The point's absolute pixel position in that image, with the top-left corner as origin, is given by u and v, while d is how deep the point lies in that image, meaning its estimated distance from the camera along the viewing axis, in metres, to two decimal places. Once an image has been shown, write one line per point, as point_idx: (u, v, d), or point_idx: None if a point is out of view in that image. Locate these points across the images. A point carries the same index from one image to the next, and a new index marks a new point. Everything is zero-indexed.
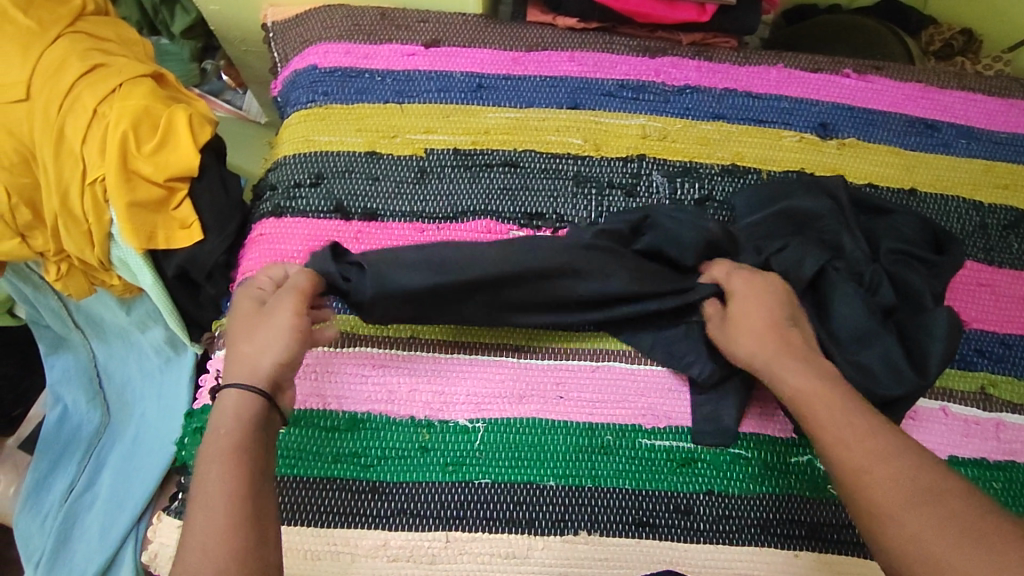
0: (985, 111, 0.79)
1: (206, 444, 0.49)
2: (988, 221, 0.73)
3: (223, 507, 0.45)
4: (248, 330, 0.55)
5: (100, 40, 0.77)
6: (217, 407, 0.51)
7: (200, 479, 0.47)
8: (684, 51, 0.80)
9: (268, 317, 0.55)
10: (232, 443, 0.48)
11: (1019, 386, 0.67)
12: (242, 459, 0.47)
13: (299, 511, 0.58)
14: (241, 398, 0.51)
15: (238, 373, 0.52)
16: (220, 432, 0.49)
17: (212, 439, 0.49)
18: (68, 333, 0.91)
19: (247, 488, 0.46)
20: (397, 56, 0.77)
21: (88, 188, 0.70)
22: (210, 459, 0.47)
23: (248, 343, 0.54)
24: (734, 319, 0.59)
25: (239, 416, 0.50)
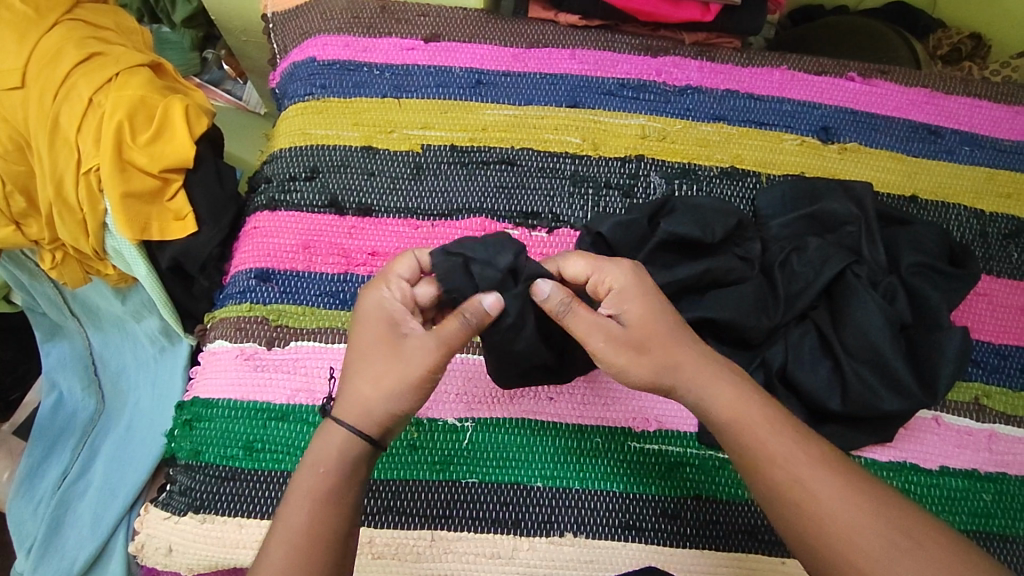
0: (990, 117, 0.78)
1: (298, 477, 0.47)
2: (988, 229, 0.72)
3: (298, 550, 0.44)
4: (376, 362, 0.49)
5: (97, 28, 0.77)
6: (320, 435, 0.48)
7: (286, 511, 0.46)
8: (686, 51, 0.79)
9: (401, 361, 0.48)
10: (325, 486, 0.46)
11: (1013, 397, 0.66)
12: (334, 506, 0.46)
13: (374, 514, 0.58)
14: (343, 440, 0.48)
15: (346, 409, 0.48)
16: (316, 471, 0.47)
17: (308, 472, 0.47)
18: (63, 320, 0.91)
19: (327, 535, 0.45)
20: (396, 50, 0.76)
21: (83, 178, 0.70)
22: (301, 494, 0.46)
23: (370, 382, 0.48)
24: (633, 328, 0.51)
25: (336, 456, 0.47)
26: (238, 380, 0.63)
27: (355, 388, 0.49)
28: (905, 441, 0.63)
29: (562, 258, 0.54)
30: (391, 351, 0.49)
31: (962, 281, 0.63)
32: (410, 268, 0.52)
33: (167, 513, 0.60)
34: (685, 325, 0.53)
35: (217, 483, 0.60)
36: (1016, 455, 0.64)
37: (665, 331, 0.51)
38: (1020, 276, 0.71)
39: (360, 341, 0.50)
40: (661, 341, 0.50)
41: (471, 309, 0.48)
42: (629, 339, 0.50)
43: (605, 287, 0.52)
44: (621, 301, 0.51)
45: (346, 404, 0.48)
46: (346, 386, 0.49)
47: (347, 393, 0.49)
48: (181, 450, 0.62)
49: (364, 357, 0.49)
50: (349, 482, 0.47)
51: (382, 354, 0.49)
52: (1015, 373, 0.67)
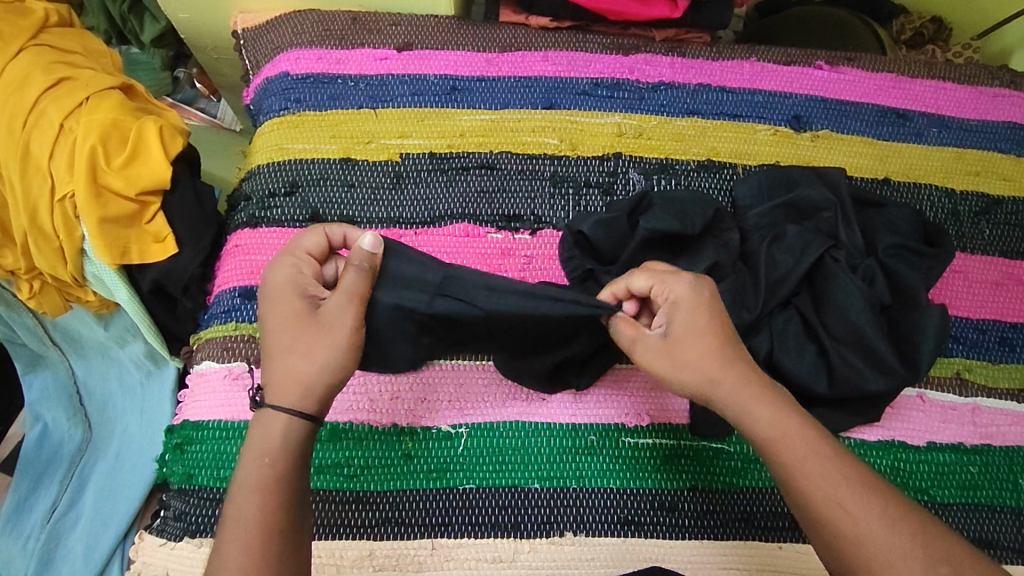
0: (955, 98, 0.80)
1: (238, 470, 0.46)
2: (959, 207, 0.74)
3: (246, 547, 0.43)
4: (299, 338, 0.48)
5: (64, 53, 0.76)
6: (263, 422, 0.47)
7: (233, 503, 0.45)
8: (657, 48, 0.80)
9: (326, 329, 0.49)
10: (268, 479, 0.45)
11: (992, 369, 0.68)
12: (278, 496, 0.45)
13: (353, 525, 0.58)
14: (288, 425, 0.47)
15: (286, 393, 0.47)
16: (264, 461, 0.45)
17: (250, 464, 0.45)
18: (45, 350, 0.89)
19: (276, 527, 0.44)
20: (370, 61, 0.76)
21: (57, 205, 0.69)
22: (247, 483, 0.45)
23: (301, 356, 0.48)
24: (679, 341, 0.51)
25: (274, 446, 0.46)
26: (228, 401, 0.62)
27: (280, 364, 0.48)
28: (892, 419, 0.64)
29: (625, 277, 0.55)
30: (313, 321, 0.49)
31: (939, 258, 0.64)
32: (318, 244, 0.53)
33: (162, 539, 0.59)
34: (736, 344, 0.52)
35: (211, 506, 0.59)
36: (999, 426, 0.66)
37: (711, 344, 0.51)
38: (992, 252, 0.73)
39: (272, 313, 0.50)
40: (708, 353, 0.51)
41: (357, 258, 0.51)
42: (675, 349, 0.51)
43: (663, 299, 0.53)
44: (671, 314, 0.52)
45: (280, 384, 0.48)
46: (275, 370, 0.48)
47: (274, 373, 0.48)
48: (174, 475, 0.61)
49: (283, 330, 0.49)
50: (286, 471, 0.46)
51: (300, 328, 0.49)
52: (994, 346, 0.69)
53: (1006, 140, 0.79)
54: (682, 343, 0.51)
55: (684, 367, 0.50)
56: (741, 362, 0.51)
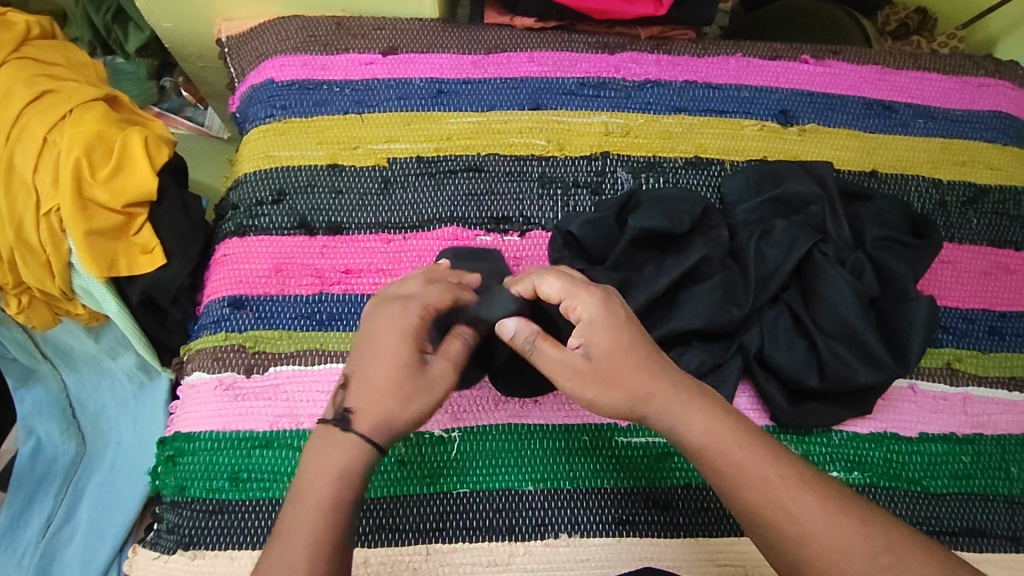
0: (940, 89, 0.80)
1: (300, 487, 0.46)
2: (947, 198, 0.74)
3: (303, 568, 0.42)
4: (394, 380, 0.48)
5: (47, 66, 0.75)
6: (322, 439, 0.47)
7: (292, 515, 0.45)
8: (643, 45, 0.79)
9: (428, 385, 0.49)
10: (329, 498, 0.45)
11: (983, 359, 0.68)
12: (338, 517, 0.45)
13: None
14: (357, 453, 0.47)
15: (363, 422, 0.47)
16: (330, 479, 0.46)
17: (311, 481, 0.46)
18: (35, 364, 0.89)
19: (334, 547, 0.44)
20: (354, 66, 0.76)
21: (43, 219, 0.69)
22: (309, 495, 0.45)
23: (391, 396, 0.48)
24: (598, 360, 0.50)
25: (336, 465, 0.46)
26: (220, 411, 0.62)
27: (367, 400, 0.48)
28: (885, 412, 0.64)
29: (536, 276, 0.54)
30: (418, 372, 0.49)
31: (927, 250, 0.65)
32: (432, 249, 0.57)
33: (156, 552, 0.59)
34: (660, 351, 0.52)
35: (205, 517, 0.59)
36: (990, 415, 0.66)
37: (634, 360, 0.50)
38: (980, 241, 0.73)
39: (376, 347, 0.49)
40: (631, 372, 0.50)
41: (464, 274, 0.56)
42: (595, 370, 0.50)
43: (573, 314, 0.52)
44: (589, 331, 0.51)
45: (364, 410, 0.47)
46: (361, 397, 0.48)
47: (358, 400, 0.48)
48: (167, 487, 0.61)
49: (369, 370, 0.48)
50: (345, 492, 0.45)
51: (404, 372, 0.48)
52: (983, 335, 0.69)
53: (992, 129, 0.79)
54: (603, 364, 0.50)
55: (613, 388, 0.50)
56: (669, 374, 0.51)
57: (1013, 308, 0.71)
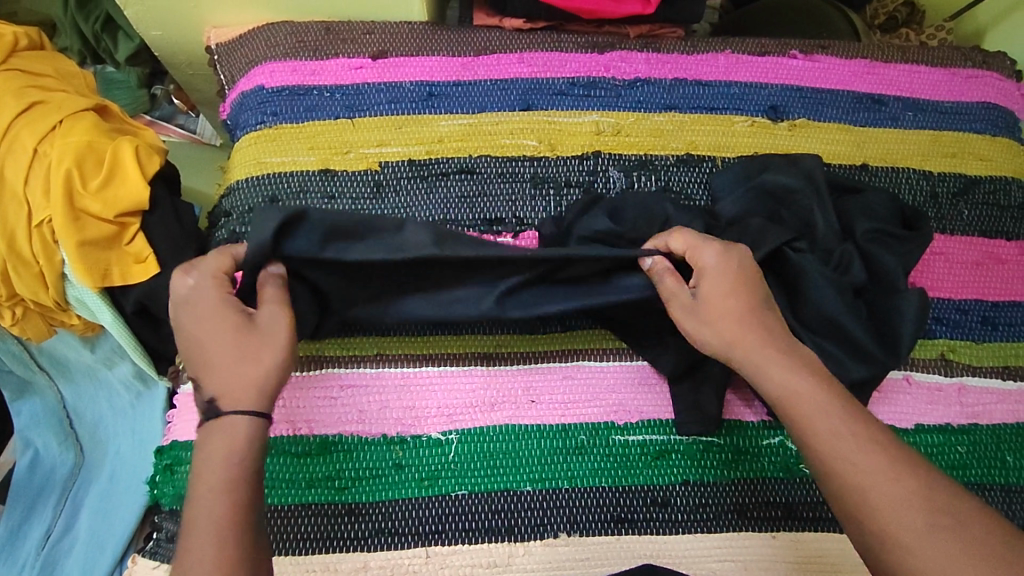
0: (929, 81, 0.80)
1: (196, 478, 0.47)
2: (938, 189, 0.75)
3: (212, 552, 0.44)
4: (235, 350, 0.50)
5: (35, 77, 0.75)
6: (218, 429, 0.48)
7: (194, 506, 0.46)
8: (632, 44, 0.80)
9: (261, 341, 0.51)
10: (229, 479, 0.46)
11: (976, 349, 0.69)
12: (237, 493, 0.46)
13: (348, 538, 0.58)
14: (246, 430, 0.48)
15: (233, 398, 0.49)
16: (230, 461, 0.47)
17: (205, 467, 0.47)
18: (32, 375, 0.89)
19: (239, 523, 0.45)
20: (344, 71, 0.76)
21: (35, 230, 0.69)
22: (208, 486, 0.46)
23: (238, 363, 0.49)
24: (707, 304, 0.54)
25: (223, 448, 0.47)
26: None
27: (218, 380, 0.49)
28: (880, 404, 0.65)
29: (667, 232, 0.58)
30: (251, 329, 0.51)
31: (917, 241, 0.65)
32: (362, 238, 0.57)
33: (155, 562, 0.59)
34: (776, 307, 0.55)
35: None
36: (985, 405, 0.66)
37: (742, 309, 0.53)
38: (972, 232, 0.73)
39: (201, 328, 0.51)
40: (736, 319, 0.53)
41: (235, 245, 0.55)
42: (700, 312, 0.54)
43: (696, 262, 0.55)
44: (705, 279, 0.54)
45: (223, 390, 0.49)
46: (221, 379, 0.49)
47: (215, 385, 0.49)
48: (165, 496, 0.61)
49: (212, 349, 0.50)
50: (241, 472, 0.47)
51: (236, 338, 0.50)
52: (977, 326, 0.70)
53: (981, 120, 0.79)
54: (711, 305, 0.53)
55: (715, 330, 0.53)
56: (763, 330, 0.52)
57: (1005, 298, 0.71)
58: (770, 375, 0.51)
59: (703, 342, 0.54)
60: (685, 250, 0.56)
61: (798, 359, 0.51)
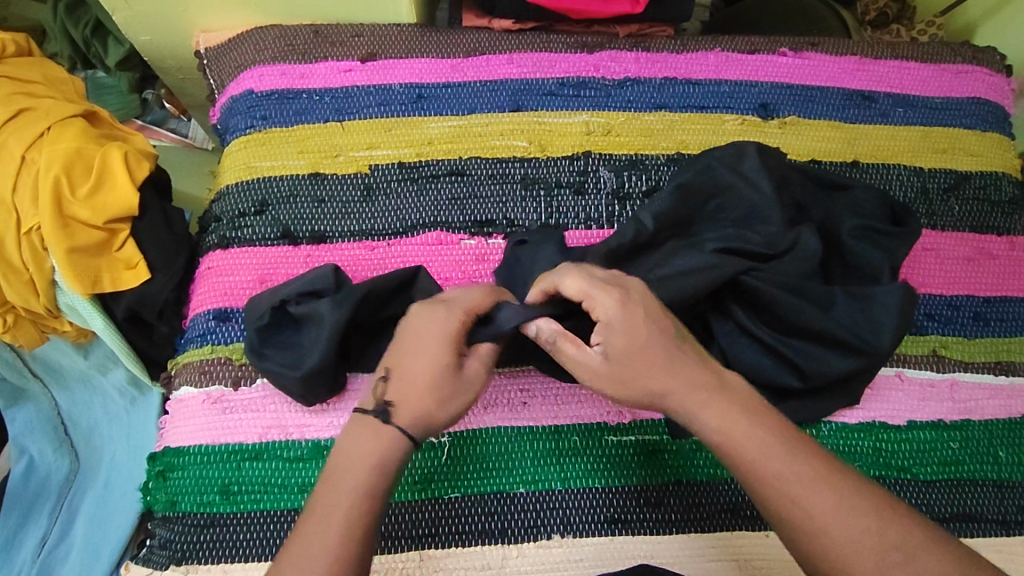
0: (919, 77, 0.80)
1: (338, 478, 0.46)
2: (929, 185, 0.75)
3: (334, 564, 0.42)
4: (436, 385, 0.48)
5: (24, 83, 0.75)
6: (361, 427, 0.47)
7: (322, 510, 0.44)
8: (621, 44, 0.79)
9: (462, 387, 0.49)
10: (363, 492, 0.45)
11: (968, 345, 0.69)
12: (367, 509, 0.45)
13: None
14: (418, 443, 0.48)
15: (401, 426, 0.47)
16: (372, 470, 0.46)
17: (348, 468, 0.46)
18: (26, 382, 0.88)
19: (362, 541, 0.44)
20: (333, 74, 0.76)
21: (24, 238, 0.68)
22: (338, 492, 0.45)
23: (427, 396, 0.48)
24: (619, 360, 0.49)
25: (373, 458, 0.46)
26: (207, 425, 0.62)
27: (406, 397, 0.48)
28: (871, 401, 0.65)
29: (558, 274, 0.52)
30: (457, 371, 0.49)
31: (904, 237, 0.65)
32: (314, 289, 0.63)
33: (148, 568, 0.59)
34: (688, 353, 0.50)
35: (197, 531, 0.59)
36: (977, 401, 0.66)
37: (659, 360, 0.48)
38: (963, 228, 0.73)
39: (416, 349, 0.49)
40: (652, 375, 0.48)
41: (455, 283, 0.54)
42: (612, 369, 0.49)
43: (595, 311, 0.50)
44: (609, 332, 0.49)
45: (403, 403, 0.48)
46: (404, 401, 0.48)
47: (397, 393, 0.48)
48: (158, 503, 0.61)
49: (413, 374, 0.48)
50: (375, 489, 0.45)
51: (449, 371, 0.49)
52: (968, 321, 0.70)
53: (971, 115, 0.79)
54: (624, 361, 0.49)
55: (630, 386, 0.49)
56: (689, 374, 0.48)
57: (997, 293, 0.71)
58: (737, 396, 0.49)
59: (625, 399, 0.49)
60: (579, 297, 0.50)
61: (727, 395, 0.48)
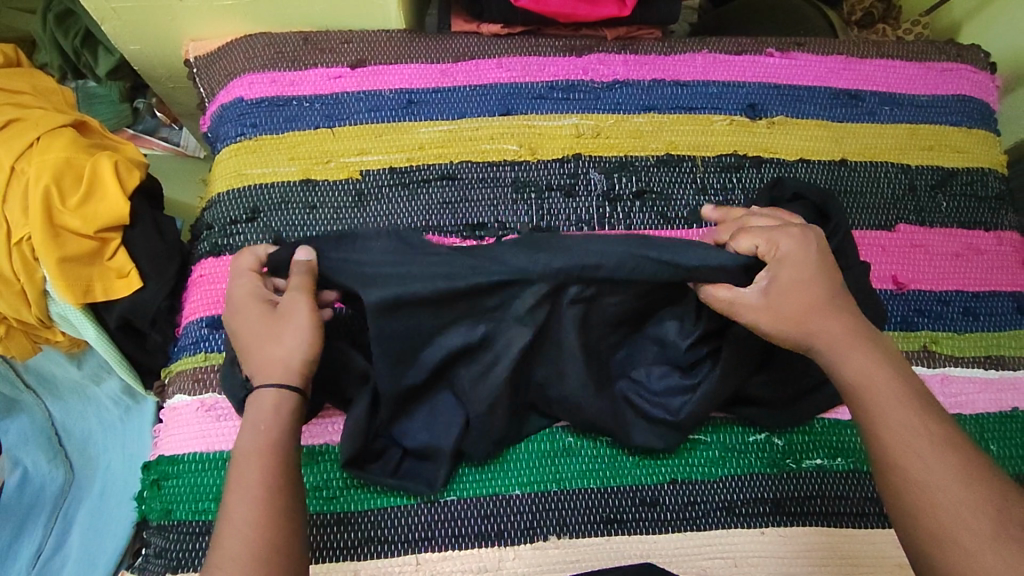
0: (905, 76, 0.81)
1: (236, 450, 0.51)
2: (916, 182, 0.76)
3: (251, 515, 0.47)
4: (268, 332, 0.54)
5: (12, 94, 0.75)
6: (254, 405, 0.52)
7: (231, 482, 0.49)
8: (609, 47, 0.80)
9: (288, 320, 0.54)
10: (260, 450, 0.50)
11: (958, 339, 0.69)
12: (271, 464, 0.49)
13: (337, 548, 0.58)
14: (277, 402, 0.52)
15: (258, 376, 0.53)
16: (264, 430, 0.51)
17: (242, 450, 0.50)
18: (18, 394, 0.88)
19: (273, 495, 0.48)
20: (324, 80, 0.76)
21: (15, 248, 0.68)
22: (239, 465, 0.49)
23: (268, 352, 0.53)
24: (779, 290, 0.52)
25: (260, 423, 0.51)
26: (202, 432, 0.62)
27: (258, 360, 0.54)
28: None
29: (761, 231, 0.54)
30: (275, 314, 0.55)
31: (838, 218, 0.62)
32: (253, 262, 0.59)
33: None
34: (840, 292, 0.54)
35: (192, 539, 0.59)
36: (969, 395, 0.67)
37: (821, 294, 0.52)
38: (951, 224, 0.74)
39: (243, 318, 0.56)
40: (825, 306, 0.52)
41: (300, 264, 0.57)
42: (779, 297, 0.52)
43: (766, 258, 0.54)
44: (778, 267, 0.53)
45: (263, 371, 0.53)
46: (255, 362, 0.54)
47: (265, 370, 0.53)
48: (152, 512, 0.60)
49: (245, 338, 0.55)
50: (274, 449, 0.50)
51: (269, 323, 0.54)
52: (958, 316, 0.70)
53: (957, 113, 0.80)
54: (785, 295, 0.52)
55: (790, 318, 0.52)
56: (842, 316, 0.53)
57: (985, 287, 0.72)
58: None
59: (781, 333, 0.52)
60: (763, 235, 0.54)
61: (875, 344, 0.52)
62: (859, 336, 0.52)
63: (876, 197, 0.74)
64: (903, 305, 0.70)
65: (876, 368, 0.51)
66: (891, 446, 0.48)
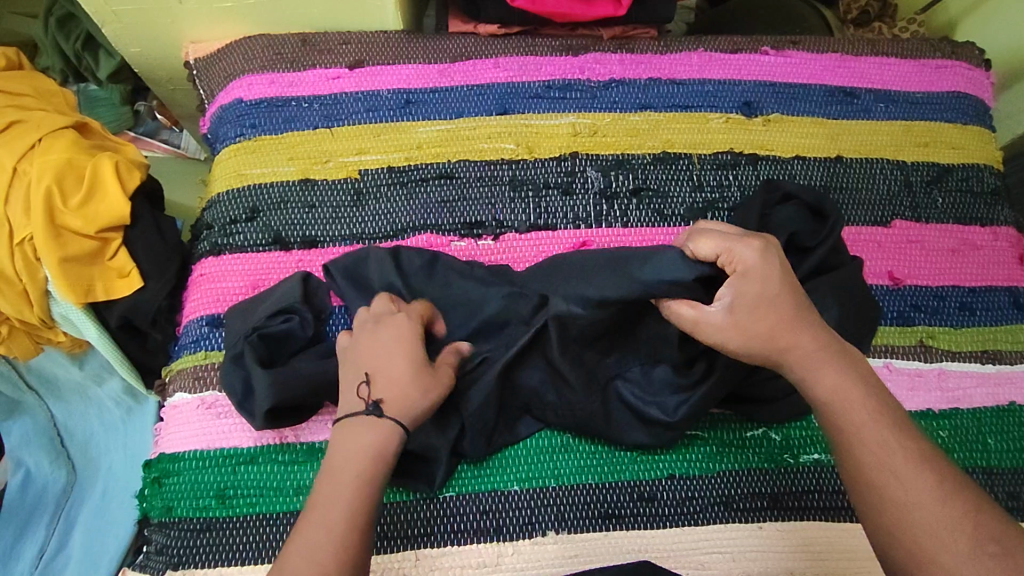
0: (900, 73, 0.81)
1: (332, 469, 0.50)
2: (912, 178, 0.76)
3: (332, 538, 0.46)
4: (415, 377, 0.53)
5: (15, 97, 0.76)
6: (362, 429, 0.51)
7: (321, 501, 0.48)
8: (606, 46, 0.81)
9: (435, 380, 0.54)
10: (361, 478, 0.49)
11: (955, 334, 0.70)
12: (366, 493, 0.49)
13: None
14: (388, 436, 0.51)
15: (387, 408, 0.52)
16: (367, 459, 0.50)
17: (342, 466, 0.50)
18: (20, 394, 0.88)
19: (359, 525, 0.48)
20: (322, 81, 0.76)
21: (17, 248, 0.69)
22: (333, 486, 0.49)
23: (391, 388, 0.53)
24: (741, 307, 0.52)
25: (367, 450, 0.50)
26: (203, 430, 0.62)
27: (392, 391, 0.52)
28: None
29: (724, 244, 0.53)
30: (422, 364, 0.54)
31: (836, 216, 0.63)
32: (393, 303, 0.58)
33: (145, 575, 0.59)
34: (806, 304, 0.54)
35: (193, 536, 0.59)
36: (965, 390, 0.67)
37: (789, 309, 0.52)
38: (947, 220, 0.75)
39: (379, 347, 0.54)
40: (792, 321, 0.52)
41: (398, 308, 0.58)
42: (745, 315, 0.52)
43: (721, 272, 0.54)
44: (742, 282, 0.52)
45: (392, 398, 0.52)
46: (385, 391, 0.52)
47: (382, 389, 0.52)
48: (153, 509, 0.61)
49: (379, 368, 0.53)
50: (372, 477, 0.50)
51: (414, 368, 0.54)
52: (954, 312, 0.71)
53: (952, 109, 0.80)
54: (751, 313, 0.52)
55: (755, 334, 0.52)
56: (810, 329, 0.52)
57: (981, 282, 0.72)
58: None
59: (750, 350, 0.52)
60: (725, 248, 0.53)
61: (844, 355, 0.52)
62: (829, 349, 0.52)
63: (871, 193, 0.75)
64: (900, 301, 0.70)
65: (849, 381, 0.51)
66: (883, 439, 0.48)
